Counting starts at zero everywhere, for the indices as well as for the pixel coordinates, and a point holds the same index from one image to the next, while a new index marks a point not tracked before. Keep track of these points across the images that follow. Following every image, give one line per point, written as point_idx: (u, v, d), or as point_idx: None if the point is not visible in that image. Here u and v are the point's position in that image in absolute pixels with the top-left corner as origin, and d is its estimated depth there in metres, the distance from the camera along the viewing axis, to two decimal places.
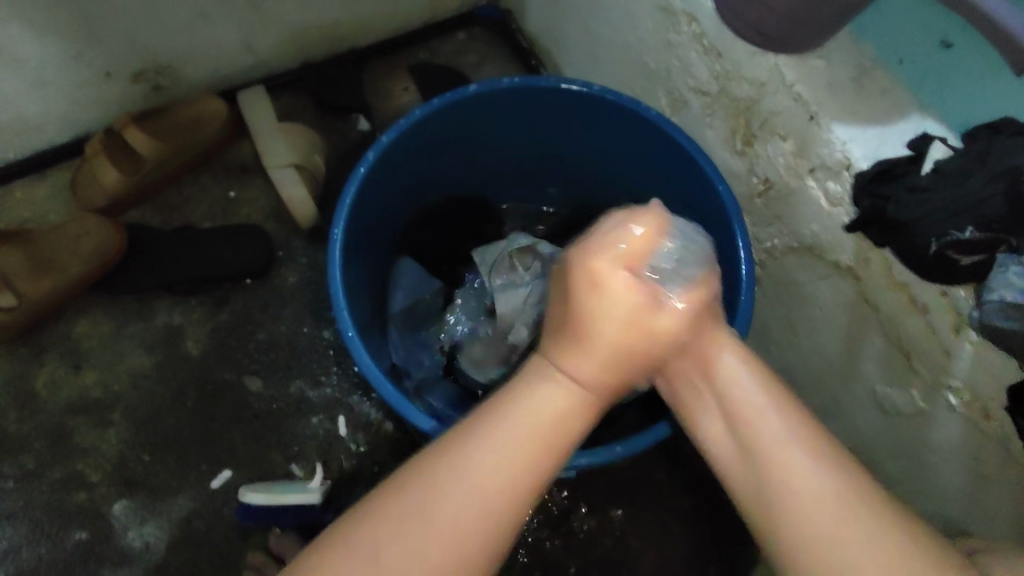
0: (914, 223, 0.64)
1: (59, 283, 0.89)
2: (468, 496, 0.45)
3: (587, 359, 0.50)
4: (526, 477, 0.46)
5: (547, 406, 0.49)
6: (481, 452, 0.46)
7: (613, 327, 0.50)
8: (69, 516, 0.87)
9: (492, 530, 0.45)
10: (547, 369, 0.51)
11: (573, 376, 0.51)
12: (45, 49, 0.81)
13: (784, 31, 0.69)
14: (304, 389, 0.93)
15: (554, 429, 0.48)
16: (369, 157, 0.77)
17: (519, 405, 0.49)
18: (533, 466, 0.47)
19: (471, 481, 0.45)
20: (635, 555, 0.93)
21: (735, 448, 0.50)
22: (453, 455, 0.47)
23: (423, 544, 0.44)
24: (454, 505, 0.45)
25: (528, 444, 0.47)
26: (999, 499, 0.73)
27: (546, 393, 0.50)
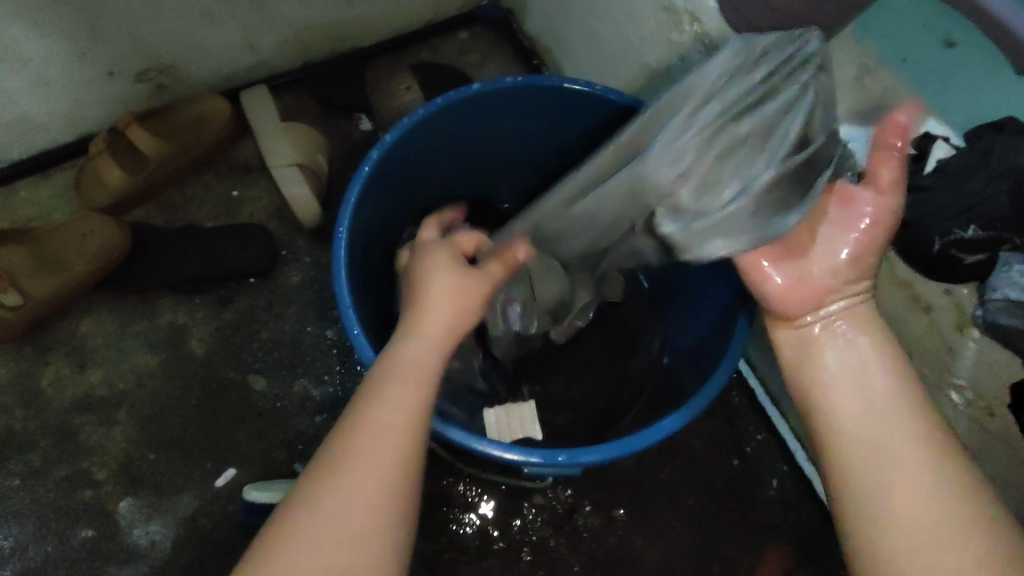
0: (918, 221, 0.65)
1: (64, 282, 0.90)
2: (372, 447, 0.51)
3: (439, 309, 0.60)
4: (415, 412, 0.53)
5: (415, 354, 0.57)
6: (383, 406, 0.53)
7: (434, 306, 0.60)
8: (75, 514, 0.88)
9: (401, 474, 0.51)
10: (409, 332, 0.59)
11: (443, 334, 0.59)
12: (50, 49, 0.82)
13: (785, 31, 0.69)
14: (308, 387, 0.94)
15: (429, 371, 0.56)
16: (373, 156, 0.78)
17: (393, 361, 0.56)
18: (418, 401, 0.54)
19: (369, 428, 0.52)
20: (638, 553, 0.94)
21: (869, 408, 0.61)
22: (356, 416, 0.53)
23: (354, 493, 0.49)
24: (360, 471, 0.50)
25: (409, 385, 0.54)
26: (1002, 497, 0.73)
27: (410, 351, 0.57)
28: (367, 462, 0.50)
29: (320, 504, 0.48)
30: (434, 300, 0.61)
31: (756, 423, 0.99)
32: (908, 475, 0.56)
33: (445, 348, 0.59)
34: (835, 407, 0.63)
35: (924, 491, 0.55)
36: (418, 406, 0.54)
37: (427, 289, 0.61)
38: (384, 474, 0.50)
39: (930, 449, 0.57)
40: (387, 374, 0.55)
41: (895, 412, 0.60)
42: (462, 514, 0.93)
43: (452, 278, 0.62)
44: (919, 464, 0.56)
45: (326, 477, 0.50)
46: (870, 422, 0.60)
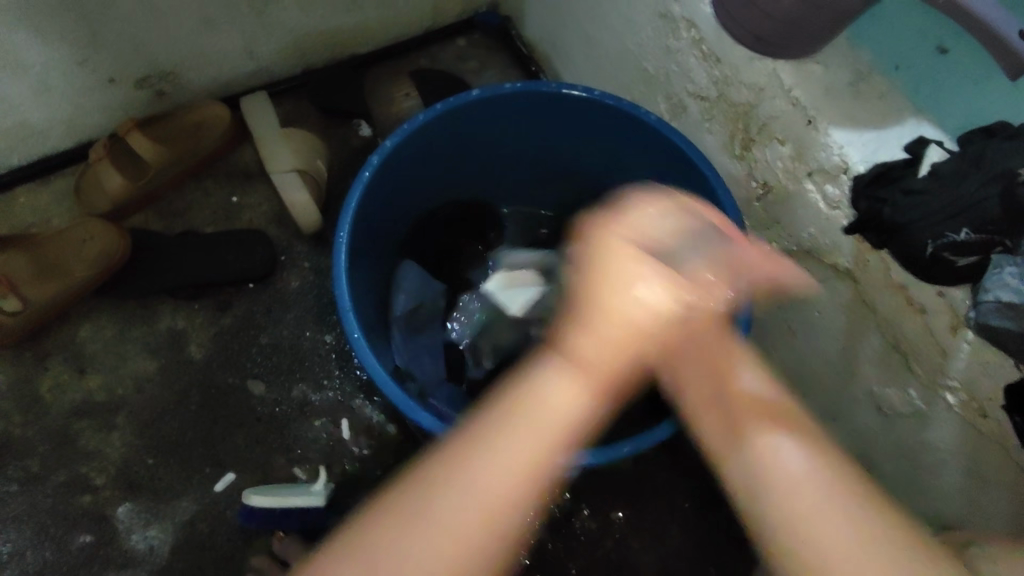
0: (910, 225, 0.65)
1: (64, 288, 0.90)
2: (501, 472, 0.43)
3: (588, 343, 0.46)
4: (520, 485, 0.42)
5: (557, 398, 0.44)
6: (480, 456, 0.43)
7: (639, 311, 0.46)
8: (73, 519, 0.87)
9: (488, 536, 0.41)
10: (555, 364, 0.46)
11: (594, 369, 0.45)
12: (51, 56, 0.82)
13: (781, 37, 0.70)
14: (306, 392, 0.94)
15: (562, 421, 0.44)
16: (374, 161, 0.78)
17: (526, 393, 0.45)
18: (549, 449, 0.43)
19: (459, 497, 0.42)
20: (637, 557, 0.94)
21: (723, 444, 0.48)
22: (443, 459, 0.43)
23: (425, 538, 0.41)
24: (457, 508, 0.41)
25: (545, 434, 0.43)
26: (996, 498, 0.74)
27: (555, 390, 0.45)
28: (459, 508, 0.41)
29: (396, 535, 0.41)
30: (620, 293, 0.46)
31: None
32: (802, 479, 0.45)
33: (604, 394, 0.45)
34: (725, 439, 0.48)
35: (821, 501, 0.44)
36: (553, 463, 0.44)
37: (608, 250, 0.48)
38: (461, 532, 0.41)
39: (800, 438, 0.47)
40: (521, 402, 0.45)
41: (799, 449, 0.46)
42: None
43: (633, 255, 0.47)
44: (809, 480, 0.45)
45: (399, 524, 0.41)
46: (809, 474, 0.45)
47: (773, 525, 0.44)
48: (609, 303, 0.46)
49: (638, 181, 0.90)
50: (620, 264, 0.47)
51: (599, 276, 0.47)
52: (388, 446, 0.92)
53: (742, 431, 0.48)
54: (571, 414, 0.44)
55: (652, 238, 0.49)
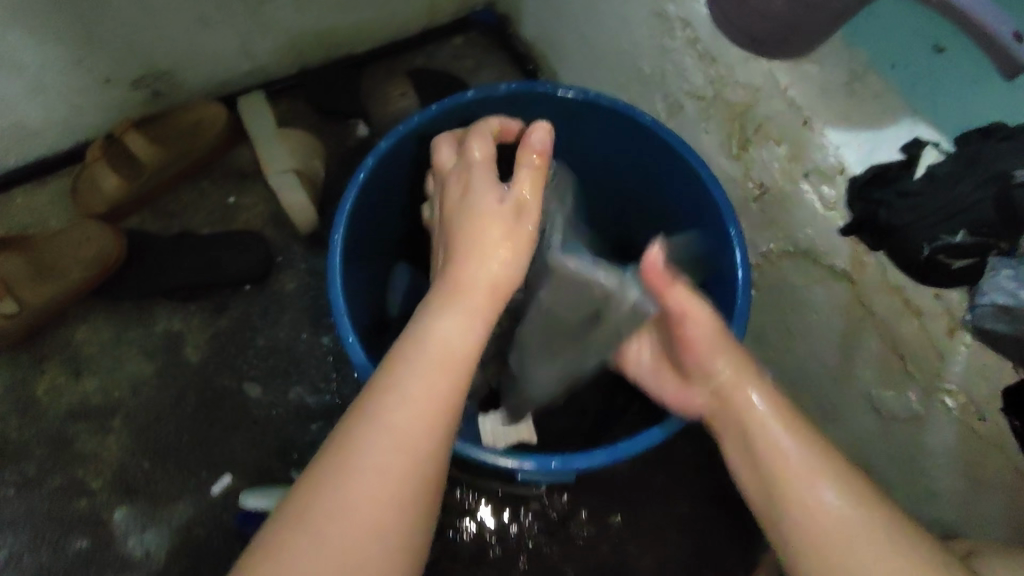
0: (905, 228, 0.64)
1: (60, 290, 0.90)
2: (410, 410, 0.51)
3: (477, 264, 0.58)
4: (435, 409, 0.52)
5: (446, 332, 0.55)
6: (404, 384, 0.52)
7: (471, 267, 0.58)
8: (70, 523, 0.87)
9: (415, 467, 0.50)
10: (441, 306, 0.56)
11: (474, 312, 0.56)
12: (45, 58, 0.82)
13: (777, 38, 0.70)
14: (304, 394, 0.94)
15: (459, 349, 0.54)
16: (368, 163, 0.78)
17: (422, 336, 0.54)
18: (452, 380, 0.53)
19: (379, 441, 0.50)
20: (633, 560, 0.94)
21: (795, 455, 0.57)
22: (363, 417, 0.51)
23: (353, 492, 0.48)
24: (377, 451, 0.49)
25: (438, 372, 0.53)
26: (993, 501, 0.74)
27: (445, 327, 0.55)
28: (377, 459, 0.49)
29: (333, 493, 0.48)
30: (478, 270, 0.58)
31: None
32: (798, 475, 0.56)
33: (485, 321, 0.56)
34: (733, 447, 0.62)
35: (820, 509, 0.54)
36: (440, 398, 0.52)
37: (473, 215, 0.60)
38: (395, 476, 0.49)
39: (798, 442, 0.58)
40: (416, 349, 0.54)
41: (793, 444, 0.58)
42: (458, 521, 0.93)
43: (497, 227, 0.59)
44: (815, 478, 0.55)
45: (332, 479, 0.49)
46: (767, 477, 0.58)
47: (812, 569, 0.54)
48: (474, 257, 0.58)
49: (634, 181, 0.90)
50: (476, 224, 0.60)
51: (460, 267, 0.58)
52: None
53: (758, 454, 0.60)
54: (455, 357, 0.54)
55: (533, 165, 0.61)
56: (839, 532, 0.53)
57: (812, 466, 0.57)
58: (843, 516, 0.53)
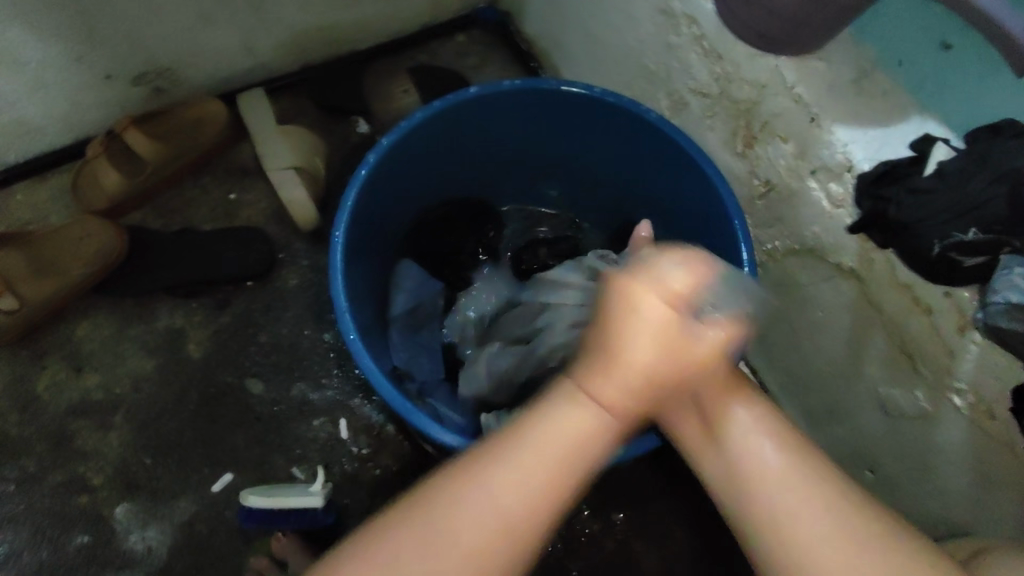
0: (915, 225, 0.64)
1: (61, 287, 0.89)
2: (515, 488, 0.43)
3: (640, 353, 0.45)
4: (545, 495, 0.43)
5: (568, 423, 0.45)
6: (507, 460, 0.43)
7: (639, 347, 0.45)
8: (71, 520, 0.87)
9: (526, 537, 0.42)
10: (579, 394, 0.46)
11: (614, 400, 0.45)
12: (47, 53, 0.82)
13: (784, 33, 0.69)
14: (305, 391, 0.93)
15: (575, 443, 0.44)
16: (371, 159, 0.77)
17: (538, 420, 0.45)
18: (560, 472, 0.43)
19: (486, 504, 0.42)
20: (637, 558, 0.93)
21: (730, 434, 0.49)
22: (465, 474, 0.44)
23: (438, 544, 0.41)
24: (476, 513, 0.42)
25: (542, 458, 0.43)
26: (1004, 501, 0.73)
27: (568, 415, 0.45)
28: (478, 513, 0.42)
29: (426, 534, 0.42)
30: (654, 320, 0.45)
31: None
32: (787, 502, 0.44)
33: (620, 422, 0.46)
34: (705, 447, 0.49)
35: (816, 507, 0.44)
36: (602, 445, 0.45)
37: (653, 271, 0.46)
38: (478, 550, 0.42)
39: (787, 446, 0.47)
40: (525, 431, 0.45)
41: (778, 451, 0.46)
42: None
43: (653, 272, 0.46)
44: (782, 477, 0.45)
45: (426, 520, 0.42)
46: (770, 478, 0.45)
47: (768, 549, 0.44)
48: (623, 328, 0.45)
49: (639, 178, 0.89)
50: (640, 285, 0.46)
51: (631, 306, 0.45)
52: (387, 445, 0.91)
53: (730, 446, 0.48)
54: (643, 380, 0.45)
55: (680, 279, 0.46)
56: (846, 529, 0.43)
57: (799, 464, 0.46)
58: (830, 517, 0.44)
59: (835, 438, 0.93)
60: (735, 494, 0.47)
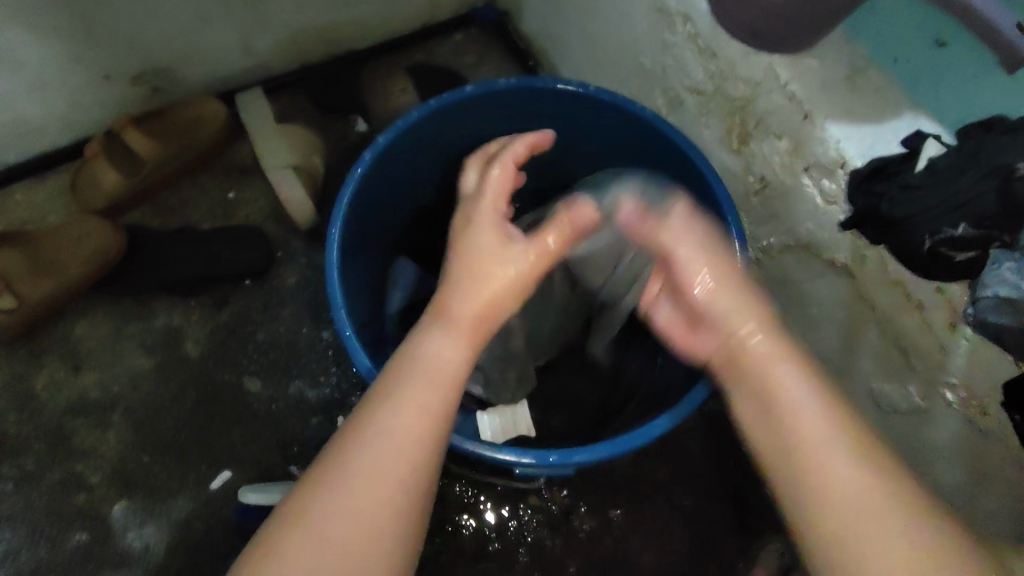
0: (908, 220, 0.64)
1: (59, 286, 0.90)
2: (381, 446, 0.49)
3: (469, 295, 0.57)
4: (424, 440, 0.50)
5: (436, 349, 0.55)
6: (393, 403, 0.51)
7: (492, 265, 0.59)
8: (69, 518, 0.87)
9: (404, 488, 0.48)
10: (435, 324, 0.56)
11: (465, 323, 0.56)
12: (45, 52, 0.82)
13: (777, 30, 0.70)
14: (303, 389, 0.94)
15: (447, 368, 0.54)
16: (367, 157, 0.78)
17: (413, 354, 0.55)
18: (436, 403, 0.52)
19: (369, 468, 0.48)
20: (635, 556, 0.94)
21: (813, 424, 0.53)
22: (347, 442, 0.49)
23: (347, 495, 0.47)
24: (372, 460, 0.48)
25: (425, 384, 0.52)
26: (994, 495, 0.73)
27: (436, 343, 0.55)
28: (367, 470, 0.48)
29: (335, 495, 0.47)
30: (510, 258, 0.59)
31: None
32: (846, 495, 0.49)
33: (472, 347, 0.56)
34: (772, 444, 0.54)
35: (857, 486, 0.50)
36: (464, 360, 0.55)
37: (462, 249, 0.60)
38: (388, 495, 0.47)
39: (867, 458, 0.51)
40: (406, 363, 0.54)
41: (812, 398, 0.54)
42: (458, 516, 0.93)
43: (492, 222, 0.62)
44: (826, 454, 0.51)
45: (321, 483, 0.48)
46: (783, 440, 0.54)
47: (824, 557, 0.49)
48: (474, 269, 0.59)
49: None
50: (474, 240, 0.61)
51: (464, 256, 0.60)
52: None
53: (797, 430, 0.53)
54: (489, 300, 0.57)
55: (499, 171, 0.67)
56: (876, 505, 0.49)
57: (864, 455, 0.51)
58: (869, 495, 0.49)
59: None
60: (789, 462, 0.53)
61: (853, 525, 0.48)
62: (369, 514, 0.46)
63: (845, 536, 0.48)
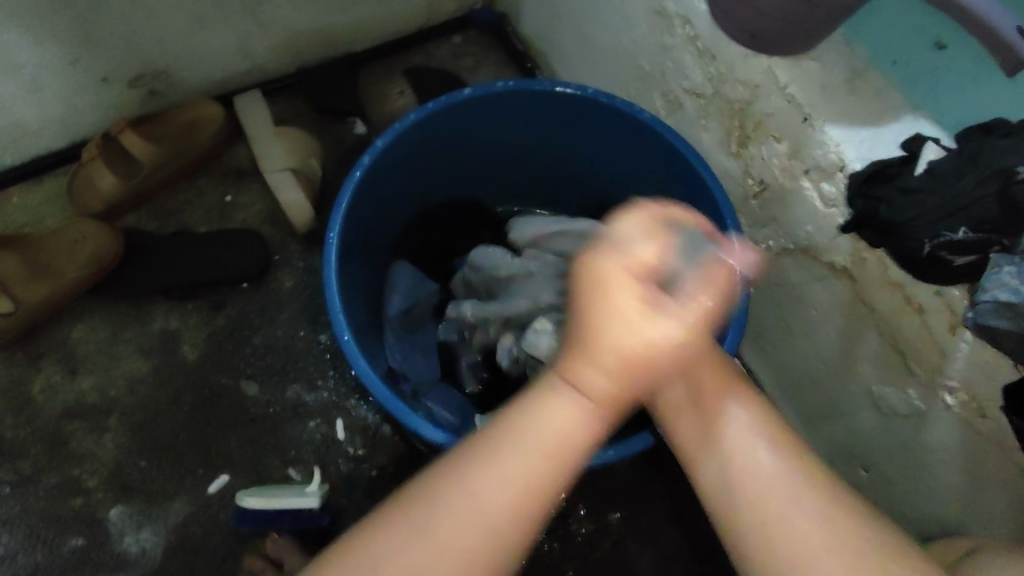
0: (906, 224, 0.64)
1: (56, 289, 0.89)
2: (474, 509, 0.41)
3: (598, 367, 0.43)
4: (524, 511, 0.41)
5: (560, 418, 0.43)
6: (482, 471, 0.42)
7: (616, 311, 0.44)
8: (65, 523, 0.87)
9: (486, 559, 0.40)
10: (555, 382, 0.44)
11: (600, 391, 0.43)
12: (42, 56, 0.82)
13: (776, 33, 0.69)
14: (301, 393, 0.93)
15: (571, 441, 0.43)
16: (365, 160, 0.77)
17: (532, 414, 0.43)
18: (538, 484, 0.42)
19: (458, 521, 0.41)
20: (634, 560, 0.93)
21: (741, 426, 0.46)
22: (434, 491, 0.41)
23: (425, 549, 0.40)
24: (456, 515, 0.41)
25: (535, 457, 0.42)
26: (996, 500, 0.73)
27: (560, 410, 0.43)
28: (455, 528, 0.40)
29: (412, 545, 0.40)
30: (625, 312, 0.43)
31: None
32: (764, 501, 0.43)
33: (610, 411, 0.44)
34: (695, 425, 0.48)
35: (776, 489, 0.43)
36: (588, 430, 0.43)
37: (591, 268, 0.45)
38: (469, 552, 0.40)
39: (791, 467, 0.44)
40: (523, 423, 0.43)
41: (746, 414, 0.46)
42: None
43: (634, 228, 0.47)
44: (747, 442, 0.45)
45: (401, 530, 0.41)
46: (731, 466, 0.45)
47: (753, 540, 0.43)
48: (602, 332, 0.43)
49: (632, 178, 0.90)
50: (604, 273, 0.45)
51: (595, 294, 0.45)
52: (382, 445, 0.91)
53: (714, 433, 0.47)
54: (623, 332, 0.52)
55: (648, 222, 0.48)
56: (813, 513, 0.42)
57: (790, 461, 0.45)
58: (774, 484, 0.43)
59: (830, 438, 0.94)
60: (737, 477, 0.45)
61: (769, 521, 0.42)
62: (450, 571, 0.40)
63: (783, 535, 0.42)
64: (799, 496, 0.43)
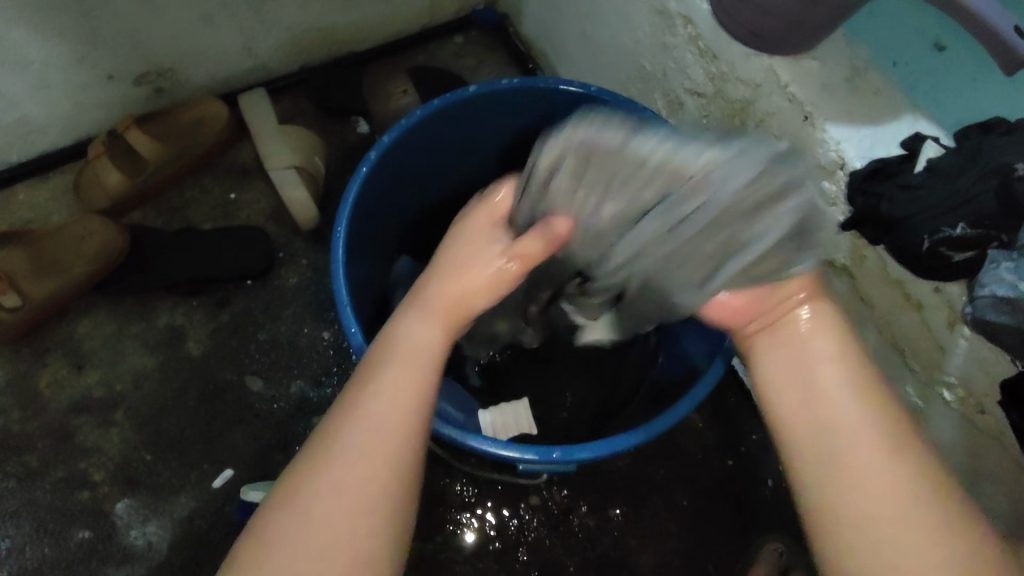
0: (906, 220, 0.64)
1: (61, 284, 0.90)
2: (362, 441, 0.50)
3: (425, 328, 0.58)
4: (414, 405, 0.53)
5: (408, 334, 0.57)
6: (371, 401, 0.52)
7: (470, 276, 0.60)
8: (71, 516, 0.88)
9: (374, 511, 0.48)
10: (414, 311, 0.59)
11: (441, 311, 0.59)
12: (49, 53, 0.83)
13: (779, 33, 0.70)
14: (305, 388, 0.94)
15: (425, 349, 0.56)
16: (372, 156, 0.78)
17: (386, 339, 0.57)
18: (416, 393, 0.54)
19: (330, 484, 0.48)
20: (634, 553, 0.94)
21: (847, 399, 0.56)
22: (307, 465, 0.50)
23: (300, 542, 0.46)
24: (332, 500, 0.48)
25: (401, 377, 0.54)
26: (993, 495, 0.74)
27: (408, 323, 0.58)
28: (342, 480, 0.48)
29: (291, 526, 0.47)
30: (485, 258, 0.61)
31: (751, 423, 1.00)
32: (841, 423, 0.55)
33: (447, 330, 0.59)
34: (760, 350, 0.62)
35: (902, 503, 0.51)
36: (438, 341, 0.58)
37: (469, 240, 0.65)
38: (336, 533, 0.47)
39: (884, 442, 0.53)
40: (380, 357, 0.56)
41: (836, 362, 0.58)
42: (459, 515, 0.94)
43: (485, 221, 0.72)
44: (856, 419, 0.55)
45: (298, 499, 0.48)
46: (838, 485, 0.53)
47: (836, 502, 0.52)
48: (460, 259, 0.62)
49: None
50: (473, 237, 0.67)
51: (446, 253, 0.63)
52: None
53: (818, 390, 0.57)
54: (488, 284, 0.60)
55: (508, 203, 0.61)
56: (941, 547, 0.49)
57: (881, 425, 0.54)
58: (896, 481, 0.51)
59: None
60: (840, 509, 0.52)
61: (869, 517, 0.51)
62: (336, 538, 0.46)
63: (861, 491, 0.52)
64: (888, 471, 0.52)
